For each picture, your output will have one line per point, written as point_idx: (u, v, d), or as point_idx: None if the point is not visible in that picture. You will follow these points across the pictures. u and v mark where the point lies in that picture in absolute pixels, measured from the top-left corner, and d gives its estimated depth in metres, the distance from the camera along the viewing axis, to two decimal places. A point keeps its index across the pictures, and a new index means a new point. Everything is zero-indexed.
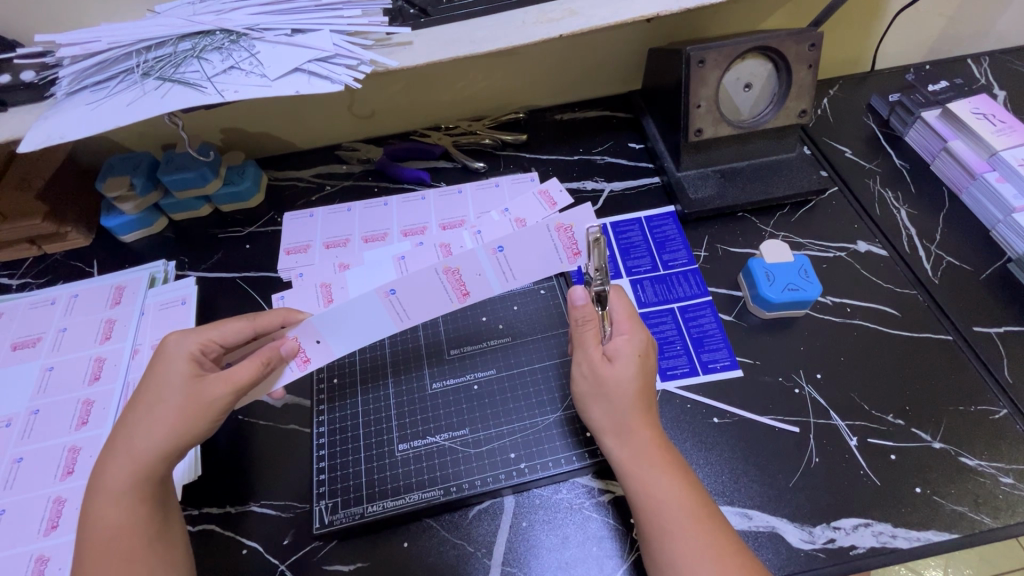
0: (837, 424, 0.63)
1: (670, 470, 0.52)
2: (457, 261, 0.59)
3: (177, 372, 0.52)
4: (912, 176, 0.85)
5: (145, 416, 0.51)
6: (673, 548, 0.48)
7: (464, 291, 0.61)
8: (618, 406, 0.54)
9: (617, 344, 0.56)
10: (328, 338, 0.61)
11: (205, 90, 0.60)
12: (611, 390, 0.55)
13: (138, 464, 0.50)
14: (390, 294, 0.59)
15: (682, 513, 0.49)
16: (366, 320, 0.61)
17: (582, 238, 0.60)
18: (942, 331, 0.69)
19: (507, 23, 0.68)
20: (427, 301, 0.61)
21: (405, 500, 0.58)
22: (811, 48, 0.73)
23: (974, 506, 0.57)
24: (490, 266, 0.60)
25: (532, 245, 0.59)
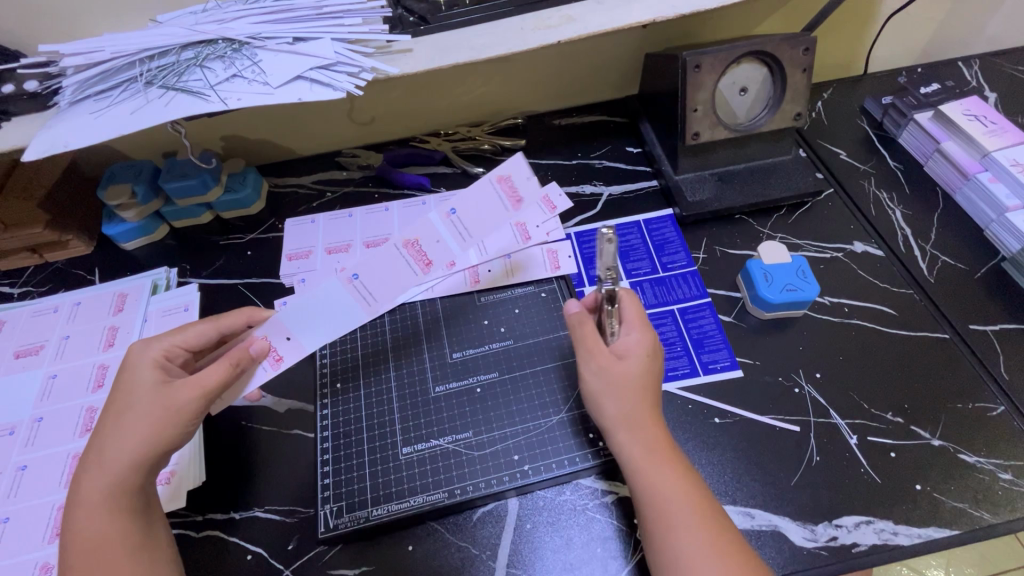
0: (837, 423, 0.64)
1: (676, 469, 0.52)
2: (414, 234, 0.69)
3: (144, 380, 0.54)
4: (906, 177, 0.86)
5: (116, 425, 0.52)
6: (680, 546, 0.48)
7: (425, 261, 0.71)
8: (627, 403, 0.55)
9: (626, 342, 0.58)
10: (298, 333, 0.65)
11: (209, 98, 0.61)
12: (622, 386, 0.55)
13: (117, 471, 0.50)
14: (353, 279, 0.67)
15: (689, 512, 0.49)
16: (336, 306, 0.67)
17: (521, 186, 0.69)
18: (939, 330, 0.70)
19: (506, 31, 0.69)
20: (389, 280, 0.69)
21: (409, 503, 0.58)
22: (805, 52, 0.74)
23: (974, 503, 0.58)
24: (446, 232, 0.71)
25: (478, 204, 0.70)
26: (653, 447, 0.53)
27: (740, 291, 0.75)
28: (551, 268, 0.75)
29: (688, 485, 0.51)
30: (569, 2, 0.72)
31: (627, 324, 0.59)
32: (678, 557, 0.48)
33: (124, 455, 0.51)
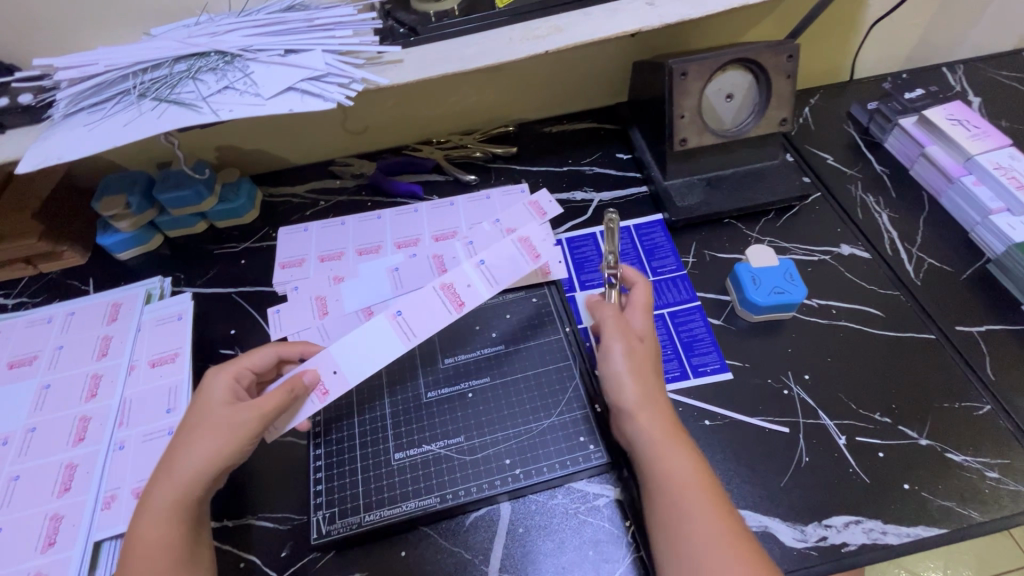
0: (826, 424, 0.64)
1: (688, 454, 0.53)
2: (448, 275, 0.66)
3: (214, 399, 0.55)
4: (893, 181, 0.87)
5: (185, 440, 0.52)
6: (692, 531, 0.48)
7: (458, 302, 0.65)
8: (644, 385, 0.57)
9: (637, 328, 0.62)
10: (344, 367, 0.61)
11: (201, 110, 0.62)
12: (644, 367, 0.58)
13: (180, 484, 0.50)
14: (396, 315, 0.64)
15: (700, 496, 0.50)
16: (375, 345, 0.62)
17: (540, 243, 0.69)
18: (926, 331, 0.71)
19: (494, 41, 0.71)
20: (428, 318, 0.64)
21: (401, 508, 0.58)
22: (789, 59, 0.76)
23: (961, 501, 0.59)
24: (477, 277, 0.66)
25: (504, 255, 0.68)
26: (667, 433, 0.54)
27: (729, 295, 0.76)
28: (542, 274, 0.75)
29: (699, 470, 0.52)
30: (555, 12, 0.73)
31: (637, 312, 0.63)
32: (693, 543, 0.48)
33: (185, 472, 0.50)
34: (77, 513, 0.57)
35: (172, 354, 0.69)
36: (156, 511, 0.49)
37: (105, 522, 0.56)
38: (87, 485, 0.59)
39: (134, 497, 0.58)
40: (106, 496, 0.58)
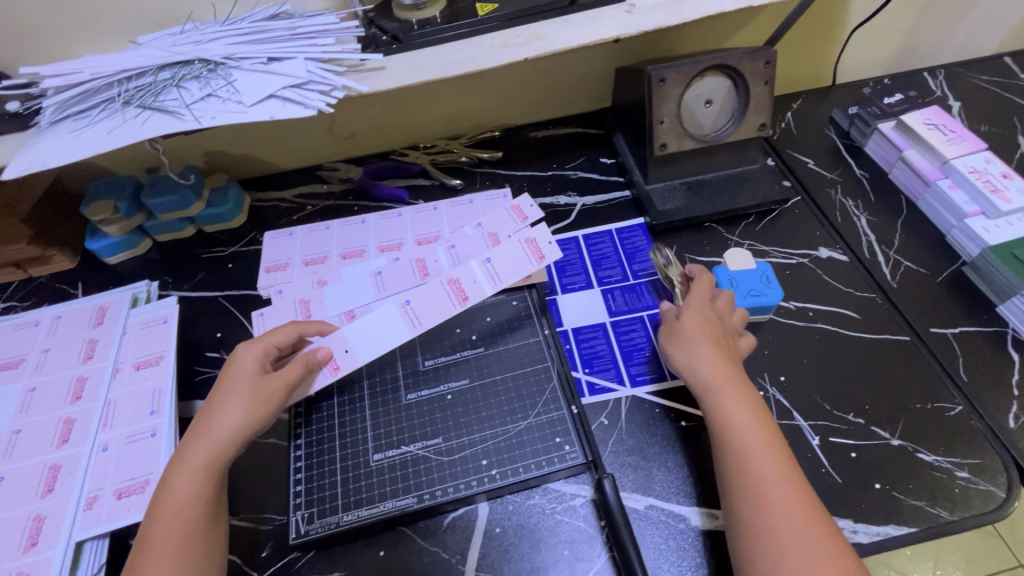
0: (800, 425, 0.65)
1: (747, 405, 0.57)
2: (456, 272, 0.69)
3: (245, 367, 0.60)
4: (872, 184, 0.88)
5: (221, 403, 0.57)
6: (757, 462, 0.53)
7: (463, 296, 0.68)
8: (698, 347, 0.62)
9: (691, 303, 0.67)
10: (356, 347, 0.65)
11: (184, 118, 0.63)
12: (687, 332, 0.64)
13: (216, 443, 0.55)
14: (405, 304, 0.67)
15: (758, 442, 0.54)
16: (383, 329, 0.66)
17: (547, 247, 0.70)
18: (900, 332, 0.72)
19: (474, 49, 0.72)
20: (433, 307, 0.67)
21: (379, 508, 0.59)
22: (766, 65, 0.77)
23: (931, 501, 0.59)
24: (482, 275, 0.69)
25: (510, 255, 0.70)
26: (725, 386, 0.58)
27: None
28: (535, 262, 0.69)
29: (757, 420, 0.56)
30: (535, 19, 0.75)
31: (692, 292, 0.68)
32: (752, 482, 0.52)
33: (221, 434, 0.55)
34: (59, 513, 0.58)
35: (157, 357, 0.70)
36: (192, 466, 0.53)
37: (87, 522, 0.57)
38: (70, 486, 0.60)
39: (116, 497, 0.59)
40: (89, 497, 0.59)
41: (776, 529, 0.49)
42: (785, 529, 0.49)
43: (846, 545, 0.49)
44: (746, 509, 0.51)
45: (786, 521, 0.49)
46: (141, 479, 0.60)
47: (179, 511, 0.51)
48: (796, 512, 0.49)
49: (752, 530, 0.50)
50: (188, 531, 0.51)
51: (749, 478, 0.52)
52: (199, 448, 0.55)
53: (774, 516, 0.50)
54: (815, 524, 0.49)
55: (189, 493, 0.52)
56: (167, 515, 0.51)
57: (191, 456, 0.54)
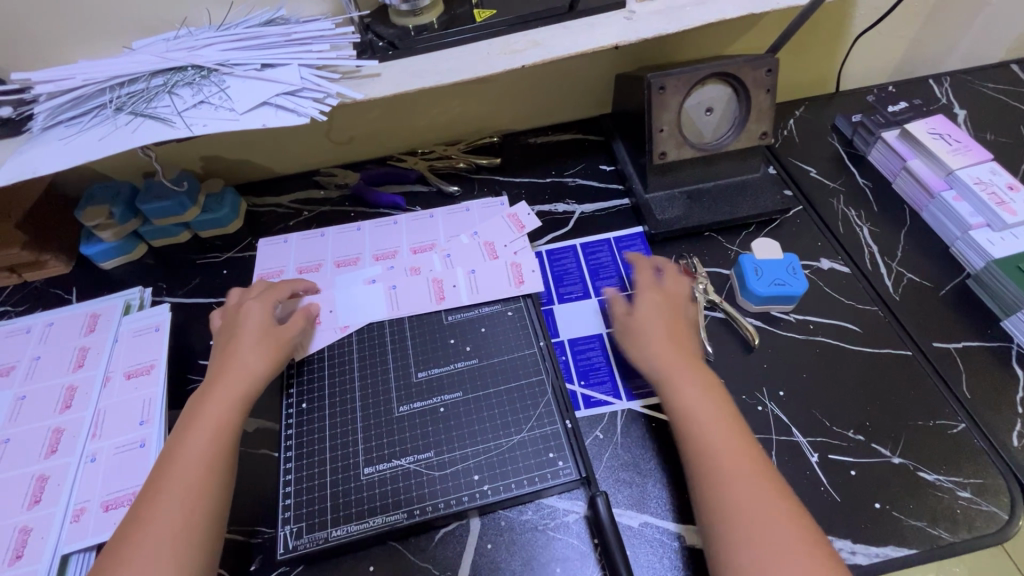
0: (799, 442, 0.64)
1: (700, 385, 0.60)
2: (442, 275, 0.77)
3: (256, 317, 0.66)
4: (875, 194, 0.87)
5: (242, 348, 0.63)
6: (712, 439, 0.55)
7: (441, 296, 0.75)
8: (652, 340, 0.64)
9: (642, 293, 0.70)
10: (339, 309, 0.74)
11: (175, 125, 0.62)
12: (642, 321, 0.67)
13: (244, 383, 0.61)
14: (391, 289, 0.76)
15: (718, 425, 0.56)
16: (364, 301, 0.75)
17: (528, 275, 0.76)
18: (903, 347, 0.70)
19: (472, 56, 0.71)
20: (413, 296, 0.75)
21: (369, 524, 0.58)
22: (768, 73, 0.76)
23: (932, 521, 0.58)
24: (464, 284, 0.76)
25: (495, 275, 0.76)
26: (680, 370, 0.61)
27: (730, 282, 0.78)
28: (514, 284, 0.75)
29: (716, 403, 0.58)
30: (533, 26, 0.74)
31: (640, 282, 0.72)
32: (711, 464, 0.54)
33: (243, 375, 0.61)
34: (46, 525, 0.57)
35: (148, 365, 0.69)
36: (222, 400, 0.59)
37: (74, 535, 0.57)
38: (58, 498, 0.59)
39: (103, 510, 0.58)
40: (76, 509, 0.58)
41: (742, 512, 0.50)
42: (747, 513, 0.50)
43: (805, 518, 0.50)
44: (712, 493, 0.52)
45: (751, 499, 0.51)
46: (129, 491, 0.59)
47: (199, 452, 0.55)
48: (759, 489, 0.51)
49: (719, 516, 0.51)
50: (212, 460, 0.55)
51: (707, 459, 0.54)
52: (219, 399, 0.59)
53: (738, 496, 0.51)
54: (780, 501, 0.51)
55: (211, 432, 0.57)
56: (189, 456, 0.55)
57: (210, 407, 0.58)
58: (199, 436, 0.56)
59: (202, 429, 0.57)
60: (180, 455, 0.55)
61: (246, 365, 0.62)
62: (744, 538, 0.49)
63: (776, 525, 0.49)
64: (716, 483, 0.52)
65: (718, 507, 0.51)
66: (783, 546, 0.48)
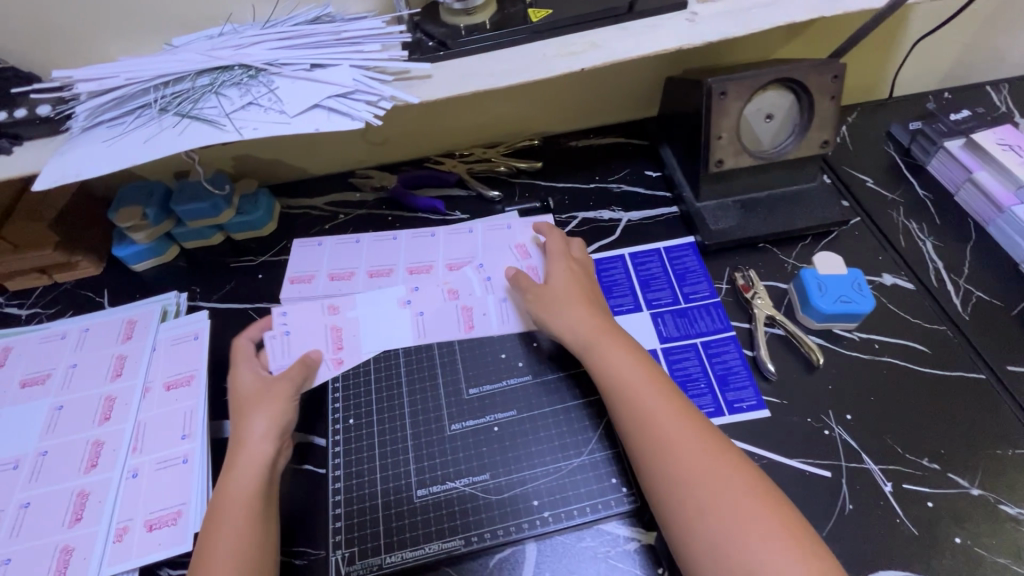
0: (870, 469, 0.61)
1: (615, 345, 0.61)
2: (472, 301, 0.73)
3: (248, 381, 0.64)
4: (936, 206, 0.83)
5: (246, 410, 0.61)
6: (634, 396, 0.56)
7: (469, 324, 0.71)
8: (567, 309, 0.65)
9: (553, 262, 0.71)
10: (364, 334, 0.71)
11: (224, 127, 0.59)
12: (554, 292, 0.68)
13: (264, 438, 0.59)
14: (418, 315, 0.72)
15: (633, 377, 0.57)
16: (391, 328, 0.71)
17: None
18: (975, 370, 0.67)
19: (528, 58, 0.68)
20: (442, 325, 0.71)
21: (424, 550, 0.55)
22: (834, 79, 0.72)
23: (1018, 560, 0.55)
24: (494, 311, 0.72)
25: None
26: (598, 333, 0.62)
27: (790, 296, 0.74)
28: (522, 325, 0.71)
29: (633, 357, 0.59)
30: (590, 26, 0.70)
31: (552, 252, 0.73)
32: (638, 418, 0.55)
33: (258, 431, 0.59)
34: (89, 545, 0.55)
35: (188, 376, 0.67)
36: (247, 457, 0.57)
37: (117, 555, 0.55)
38: (101, 516, 0.57)
39: (147, 529, 0.56)
40: (118, 528, 0.56)
41: (671, 454, 0.51)
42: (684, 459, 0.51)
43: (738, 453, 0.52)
44: (643, 446, 0.53)
45: (675, 440, 0.52)
46: (173, 510, 0.57)
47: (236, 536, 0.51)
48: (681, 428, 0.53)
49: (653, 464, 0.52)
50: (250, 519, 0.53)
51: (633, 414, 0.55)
52: (245, 478, 0.55)
53: (663, 438, 0.53)
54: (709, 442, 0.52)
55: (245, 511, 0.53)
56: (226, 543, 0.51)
57: (236, 490, 0.54)
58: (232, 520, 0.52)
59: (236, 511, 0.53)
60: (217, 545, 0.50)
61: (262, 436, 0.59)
62: (680, 483, 0.50)
63: (708, 465, 0.50)
64: (647, 437, 0.53)
65: (652, 458, 0.52)
66: (718, 481, 0.49)
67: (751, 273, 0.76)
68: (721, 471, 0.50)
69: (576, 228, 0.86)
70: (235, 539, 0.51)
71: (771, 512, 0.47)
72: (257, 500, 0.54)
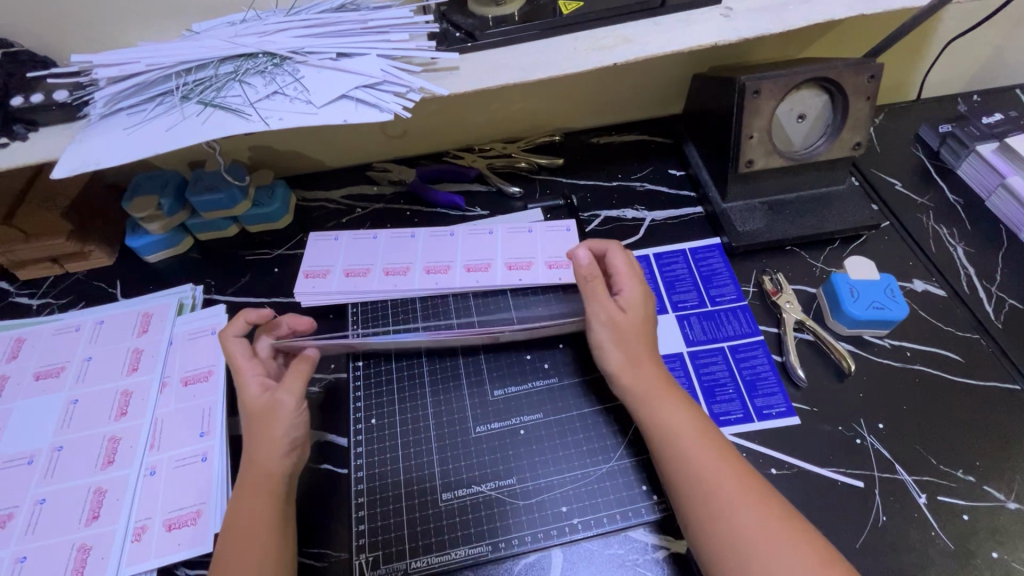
0: (904, 480, 0.60)
1: (679, 405, 0.56)
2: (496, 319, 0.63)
3: (251, 389, 0.59)
4: (967, 212, 0.82)
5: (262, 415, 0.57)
6: (696, 462, 0.52)
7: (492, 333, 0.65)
8: (633, 352, 0.60)
9: (630, 287, 0.64)
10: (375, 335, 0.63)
11: (250, 117, 0.58)
12: (624, 331, 0.61)
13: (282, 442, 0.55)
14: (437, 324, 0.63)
15: (696, 440, 0.54)
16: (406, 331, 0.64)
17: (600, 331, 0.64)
18: (1010, 380, 0.66)
19: (558, 51, 0.66)
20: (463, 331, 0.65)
21: (449, 556, 0.54)
22: (870, 79, 0.70)
23: None
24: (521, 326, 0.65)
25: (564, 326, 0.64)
26: (661, 388, 0.57)
27: (818, 301, 0.73)
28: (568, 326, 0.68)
29: (693, 419, 0.56)
30: (623, 20, 0.68)
31: (621, 273, 0.65)
32: (702, 486, 0.51)
33: (276, 436, 0.56)
34: (107, 544, 0.54)
35: (206, 372, 0.65)
36: (265, 460, 0.54)
37: (135, 555, 0.53)
38: (118, 514, 0.56)
39: (165, 529, 0.55)
40: (136, 527, 0.55)
41: (739, 526, 0.48)
42: (753, 534, 0.47)
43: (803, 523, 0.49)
44: (705, 514, 0.50)
45: (747, 517, 0.48)
46: (192, 509, 0.56)
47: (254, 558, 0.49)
48: (752, 501, 0.49)
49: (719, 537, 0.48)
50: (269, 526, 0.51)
51: (697, 482, 0.51)
52: (256, 497, 0.53)
53: (734, 513, 0.49)
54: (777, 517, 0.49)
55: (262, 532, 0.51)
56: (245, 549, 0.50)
57: (249, 511, 0.52)
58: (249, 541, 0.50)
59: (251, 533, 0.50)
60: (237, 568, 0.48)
61: (271, 451, 0.55)
62: (750, 561, 0.46)
63: (780, 545, 0.47)
64: (710, 506, 0.50)
65: (716, 533, 0.49)
66: (791, 563, 0.46)
67: (773, 274, 0.75)
68: (794, 553, 0.46)
69: (599, 227, 0.84)
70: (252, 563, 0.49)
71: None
72: (271, 518, 0.52)
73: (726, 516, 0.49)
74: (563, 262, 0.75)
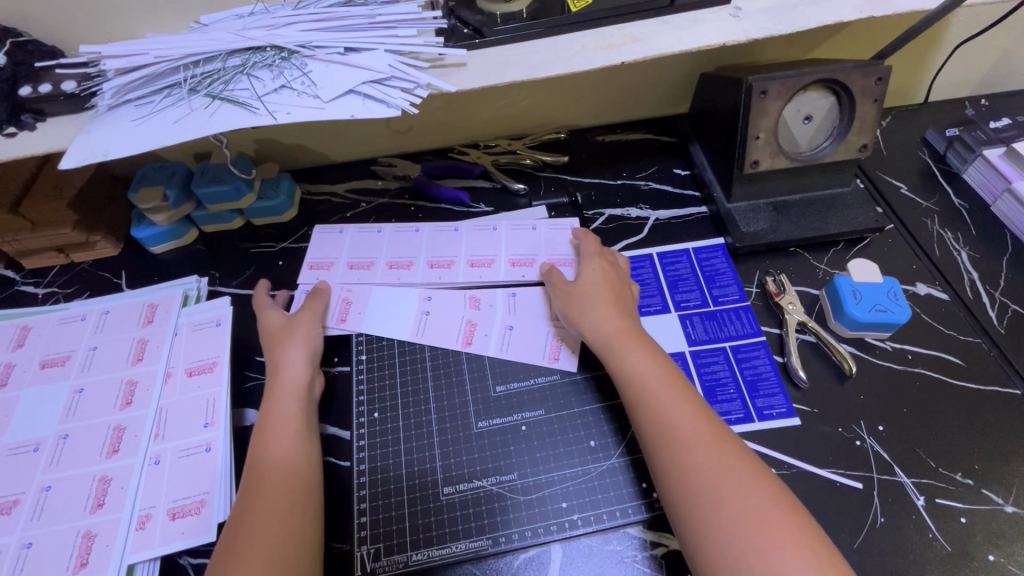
0: (903, 482, 0.60)
1: (644, 353, 0.59)
2: (478, 317, 0.71)
3: (275, 319, 0.68)
4: (972, 216, 0.82)
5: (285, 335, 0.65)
6: (663, 406, 0.54)
7: (468, 340, 0.69)
8: (596, 308, 0.64)
9: (587, 261, 0.70)
10: (371, 313, 0.72)
11: (257, 111, 0.58)
12: (585, 289, 0.66)
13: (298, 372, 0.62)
14: (425, 313, 0.72)
15: (664, 387, 0.56)
16: (397, 318, 0.72)
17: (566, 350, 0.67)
18: (1011, 385, 0.66)
19: (566, 48, 0.66)
20: (442, 331, 0.70)
21: (449, 549, 0.55)
22: (878, 82, 0.70)
23: None
24: (496, 337, 0.69)
25: (536, 338, 0.68)
26: (623, 337, 0.60)
27: (821, 302, 0.73)
28: (547, 358, 0.66)
29: (663, 369, 0.58)
30: (631, 18, 0.68)
31: (586, 252, 0.72)
32: (668, 430, 0.53)
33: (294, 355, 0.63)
34: (112, 532, 0.55)
35: (211, 363, 0.66)
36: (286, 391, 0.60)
37: (140, 543, 0.54)
38: (123, 502, 0.57)
39: (170, 518, 0.55)
40: (141, 515, 0.56)
41: (701, 469, 0.49)
42: (713, 476, 0.49)
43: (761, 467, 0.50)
44: (673, 467, 0.51)
45: (707, 458, 0.50)
46: (196, 499, 0.56)
47: (276, 489, 0.52)
48: (713, 445, 0.51)
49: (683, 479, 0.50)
50: (291, 462, 0.55)
51: (661, 426, 0.53)
52: (281, 430, 0.57)
53: (695, 456, 0.50)
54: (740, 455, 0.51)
55: (292, 478, 0.54)
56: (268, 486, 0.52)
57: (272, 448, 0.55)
58: (269, 471, 0.53)
59: (275, 475, 0.53)
60: (261, 509, 0.51)
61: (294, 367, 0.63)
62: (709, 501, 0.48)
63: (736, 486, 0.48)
64: (672, 445, 0.52)
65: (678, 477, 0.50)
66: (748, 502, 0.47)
67: (772, 275, 0.76)
68: (752, 492, 0.48)
69: (603, 225, 0.84)
70: (276, 494, 0.52)
71: (804, 545, 0.45)
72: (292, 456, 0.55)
73: (688, 458, 0.50)
74: (565, 260, 0.75)
